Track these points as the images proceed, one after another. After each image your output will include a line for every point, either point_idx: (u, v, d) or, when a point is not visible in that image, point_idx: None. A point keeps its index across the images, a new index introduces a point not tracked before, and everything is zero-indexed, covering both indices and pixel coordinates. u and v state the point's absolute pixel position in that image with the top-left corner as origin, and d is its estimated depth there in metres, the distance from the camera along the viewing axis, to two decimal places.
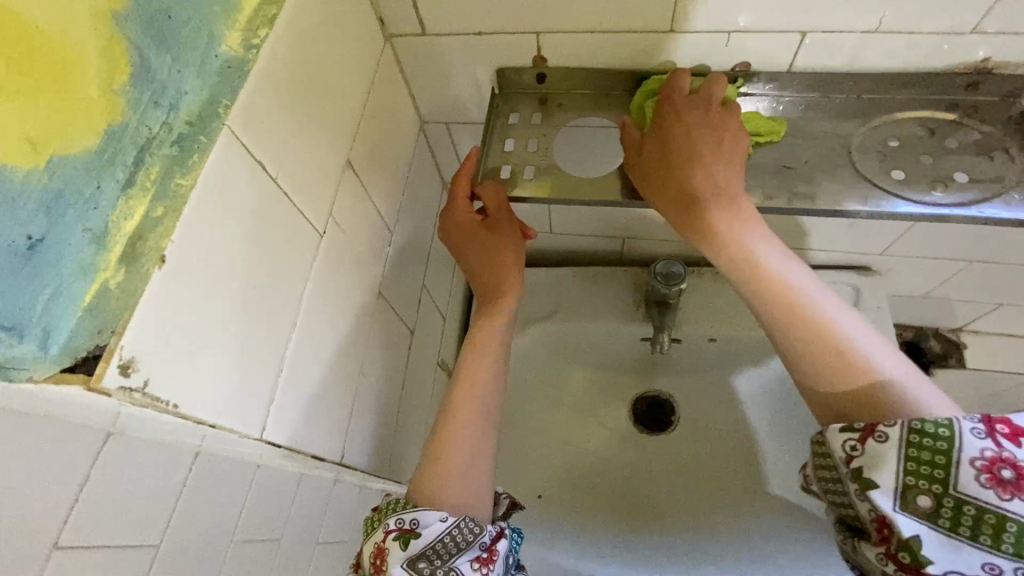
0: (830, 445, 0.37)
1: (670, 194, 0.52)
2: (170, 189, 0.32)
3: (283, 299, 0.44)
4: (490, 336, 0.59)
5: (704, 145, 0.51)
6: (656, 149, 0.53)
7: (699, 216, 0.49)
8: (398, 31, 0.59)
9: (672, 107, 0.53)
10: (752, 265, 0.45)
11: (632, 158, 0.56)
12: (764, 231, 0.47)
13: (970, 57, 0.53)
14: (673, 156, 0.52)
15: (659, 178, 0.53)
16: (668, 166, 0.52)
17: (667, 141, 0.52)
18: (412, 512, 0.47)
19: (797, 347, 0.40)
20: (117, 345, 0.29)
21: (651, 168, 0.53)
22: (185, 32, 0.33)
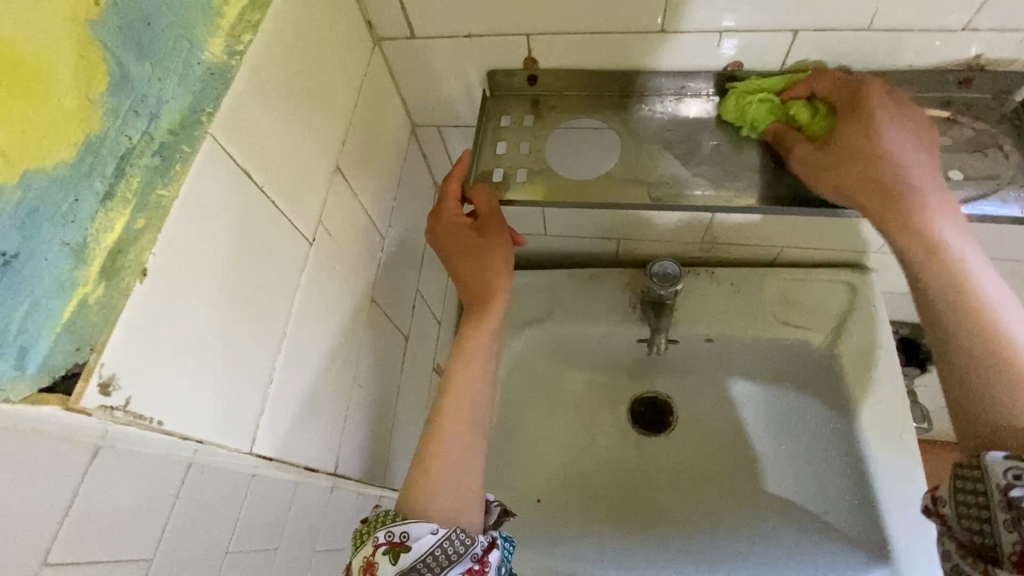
0: (988, 470, 0.34)
1: (867, 192, 0.48)
2: (151, 201, 0.31)
3: (272, 310, 0.43)
4: (482, 342, 0.58)
5: (901, 149, 0.48)
6: (854, 148, 0.49)
7: (896, 217, 0.46)
8: (386, 35, 0.58)
9: (871, 101, 0.50)
10: (944, 271, 0.42)
11: (815, 153, 0.52)
12: (970, 239, 0.44)
13: (962, 54, 0.53)
14: (872, 157, 0.48)
15: (852, 172, 0.49)
16: (865, 166, 0.49)
17: (866, 135, 0.49)
18: (401, 525, 0.47)
19: (991, 365, 0.37)
20: (97, 362, 0.29)
21: (845, 167, 0.50)
22: (164, 40, 0.32)
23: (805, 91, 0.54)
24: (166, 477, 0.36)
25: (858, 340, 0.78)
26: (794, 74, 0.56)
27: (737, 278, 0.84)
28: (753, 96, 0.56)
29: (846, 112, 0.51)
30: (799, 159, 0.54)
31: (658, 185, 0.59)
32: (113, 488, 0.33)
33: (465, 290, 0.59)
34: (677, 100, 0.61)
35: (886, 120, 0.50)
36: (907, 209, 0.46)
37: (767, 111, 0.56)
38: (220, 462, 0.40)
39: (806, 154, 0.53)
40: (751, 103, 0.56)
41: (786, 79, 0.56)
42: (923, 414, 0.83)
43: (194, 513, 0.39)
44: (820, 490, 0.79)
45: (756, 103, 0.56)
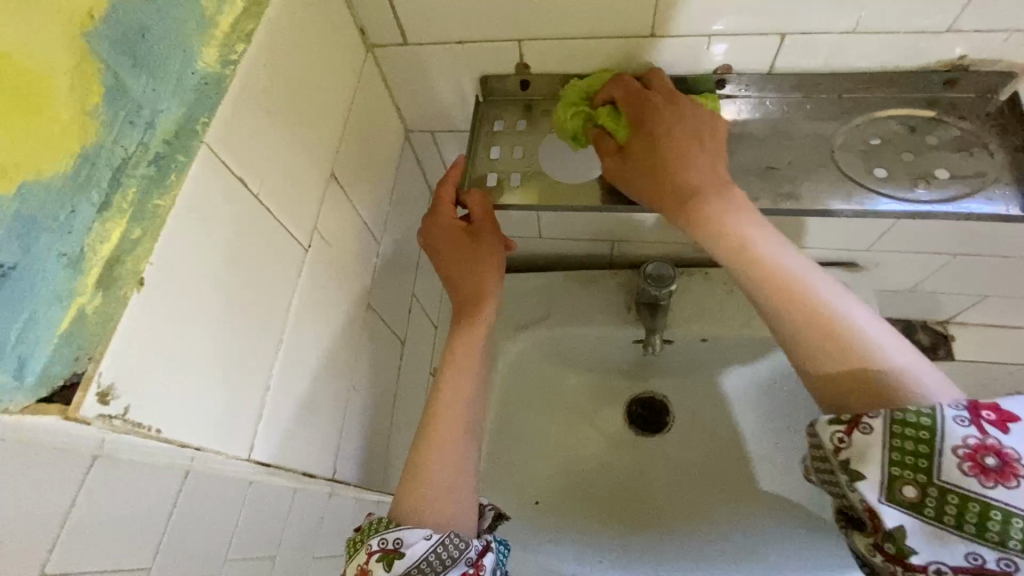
0: (821, 437, 0.38)
1: (662, 195, 0.51)
2: (148, 210, 0.32)
3: (269, 317, 0.43)
4: (471, 346, 0.58)
5: (687, 149, 0.51)
6: (641, 153, 0.52)
7: (695, 215, 0.49)
8: (379, 42, 0.59)
9: (643, 105, 0.53)
10: (754, 259, 0.45)
11: (614, 159, 0.54)
12: (756, 218, 0.48)
13: (946, 56, 0.54)
14: (653, 159, 0.51)
15: (658, 177, 0.51)
16: (666, 172, 0.51)
17: (655, 141, 0.51)
18: (394, 532, 0.47)
19: (810, 334, 0.41)
20: (96, 372, 0.29)
21: (647, 174, 0.52)
22: (159, 51, 0.33)
23: (604, 97, 0.56)
24: (164, 484, 0.36)
25: None
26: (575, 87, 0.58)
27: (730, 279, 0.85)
28: (571, 101, 0.58)
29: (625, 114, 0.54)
30: (608, 167, 0.55)
31: None
32: (113, 496, 0.33)
33: (456, 294, 0.60)
34: None
35: (659, 121, 0.52)
36: (703, 205, 0.48)
37: (575, 117, 0.57)
38: (215, 470, 0.40)
39: (610, 162, 0.55)
40: (564, 111, 0.58)
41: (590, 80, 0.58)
42: None
43: (191, 521, 0.39)
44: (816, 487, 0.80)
45: (563, 111, 0.58)
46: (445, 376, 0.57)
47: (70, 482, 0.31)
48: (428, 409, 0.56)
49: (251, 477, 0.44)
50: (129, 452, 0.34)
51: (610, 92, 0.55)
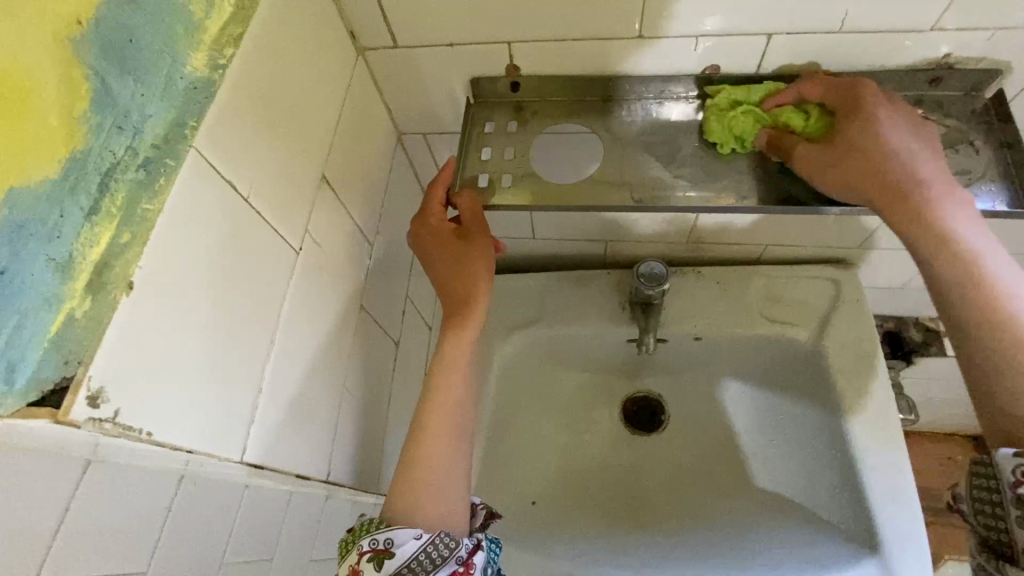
0: (1000, 468, 0.38)
1: (871, 190, 0.49)
2: (137, 215, 0.32)
3: (261, 320, 0.43)
4: (463, 348, 0.58)
5: (894, 146, 0.49)
6: (859, 146, 0.50)
7: (907, 213, 0.47)
8: (370, 45, 0.59)
9: (866, 98, 0.51)
10: (964, 267, 0.43)
11: (819, 150, 0.52)
12: (982, 231, 0.45)
13: (931, 54, 0.54)
14: (878, 155, 0.49)
15: (853, 171, 0.50)
16: (879, 164, 0.49)
17: (869, 133, 0.49)
18: (385, 532, 0.47)
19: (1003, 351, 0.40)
20: (85, 376, 0.29)
21: (851, 165, 0.50)
22: (147, 56, 0.33)
23: (794, 95, 0.55)
24: (159, 488, 0.36)
25: (845, 336, 0.80)
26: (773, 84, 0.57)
27: (723, 277, 0.86)
28: (740, 105, 0.57)
29: (844, 109, 0.52)
30: (794, 159, 0.54)
31: (640, 188, 0.60)
32: (106, 500, 0.33)
33: (446, 296, 0.60)
34: (658, 104, 0.62)
35: (888, 117, 0.50)
36: (918, 205, 0.46)
37: (755, 121, 0.57)
38: (211, 473, 0.40)
39: (806, 155, 0.53)
40: (738, 115, 0.57)
41: (772, 83, 0.57)
42: (909, 406, 0.85)
43: (183, 527, 0.38)
44: (809, 484, 0.81)
45: (739, 115, 0.57)
46: (436, 377, 0.57)
47: (65, 487, 0.31)
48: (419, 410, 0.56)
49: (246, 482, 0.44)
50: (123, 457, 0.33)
51: (812, 90, 0.54)
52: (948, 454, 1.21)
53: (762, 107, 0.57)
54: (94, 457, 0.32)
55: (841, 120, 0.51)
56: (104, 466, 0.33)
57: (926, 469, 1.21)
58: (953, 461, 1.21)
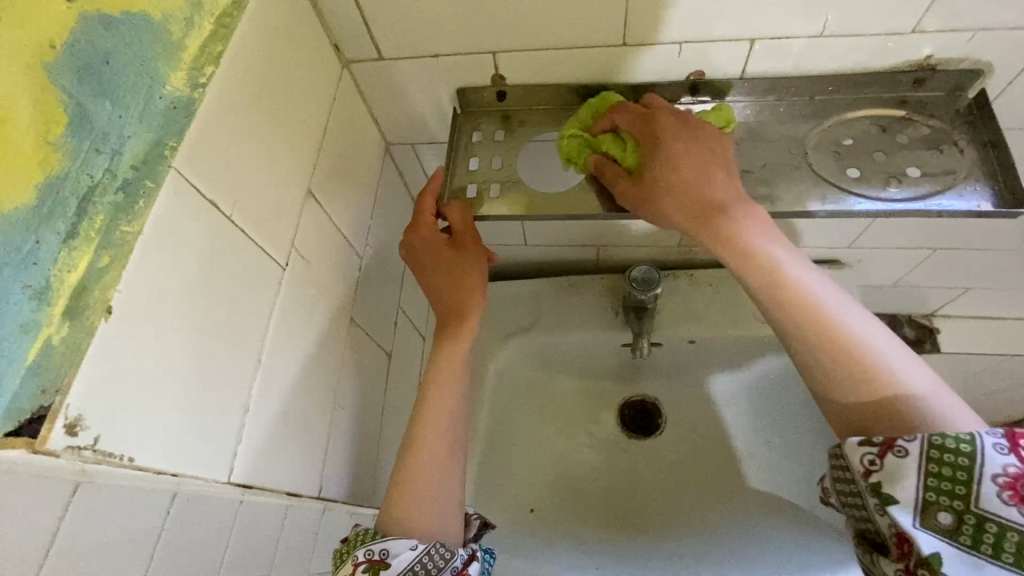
0: (849, 458, 0.37)
1: (681, 215, 0.50)
2: (116, 238, 0.31)
3: (247, 339, 0.43)
4: (453, 360, 0.58)
5: (690, 167, 0.50)
6: (668, 177, 0.50)
7: (712, 234, 0.48)
8: (355, 57, 0.59)
9: (656, 126, 0.52)
10: (769, 279, 0.45)
11: (633, 179, 0.53)
12: (778, 239, 0.47)
13: (913, 56, 0.54)
14: (676, 177, 0.50)
15: (664, 195, 0.50)
16: (680, 188, 0.50)
17: (668, 158, 0.50)
18: (381, 543, 0.47)
19: (828, 355, 0.41)
20: (62, 405, 0.29)
21: (659, 192, 0.51)
22: (124, 78, 0.33)
23: (609, 125, 0.56)
24: (150, 508, 0.35)
25: None
26: (586, 110, 0.59)
27: (715, 279, 0.86)
28: (570, 134, 0.59)
29: (642, 136, 0.53)
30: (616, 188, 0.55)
31: None
32: (96, 524, 0.32)
33: (437, 307, 0.60)
34: None
35: (677, 141, 0.51)
36: (728, 231, 0.47)
37: (577, 143, 0.58)
38: (205, 492, 0.39)
39: (625, 189, 0.54)
40: (567, 140, 0.59)
41: (583, 110, 0.59)
42: None
43: (180, 542, 0.37)
44: (809, 486, 0.80)
45: (567, 139, 0.59)
46: (430, 392, 0.56)
47: (50, 513, 0.30)
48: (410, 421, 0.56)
49: (242, 494, 0.43)
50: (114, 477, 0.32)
51: (616, 120, 0.56)
52: None
53: (585, 136, 0.58)
54: (85, 476, 0.31)
55: (642, 148, 0.53)
56: (92, 489, 0.32)
57: None
58: None
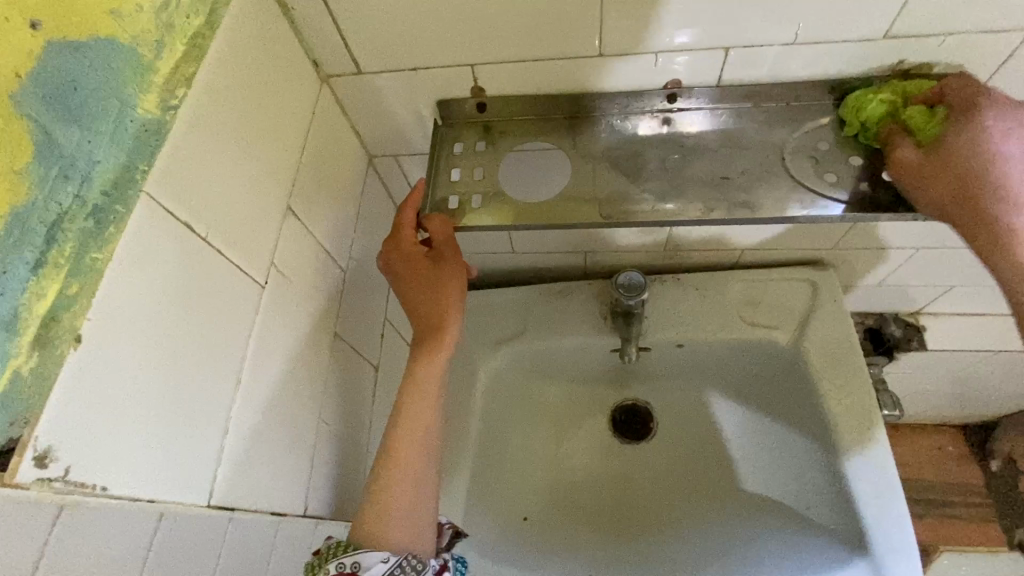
0: None
1: (967, 216, 0.49)
2: (85, 264, 0.31)
3: (225, 359, 0.43)
4: (433, 373, 0.58)
5: (1006, 162, 0.48)
6: (966, 170, 0.49)
7: (992, 236, 0.47)
8: (334, 71, 0.59)
9: (987, 108, 0.49)
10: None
11: (924, 166, 0.52)
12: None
13: (885, 61, 0.55)
14: (988, 169, 0.48)
15: (960, 188, 0.49)
16: (981, 181, 0.48)
17: (982, 150, 0.48)
18: (352, 556, 0.48)
19: None
20: (32, 436, 0.29)
21: (948, 184, 0.50)
22: (93, 104, 0.33)
23: (931, 94, 0.53)
24: (138, 532, 0.35)
25: (824, 335, 0.81)
26: (915, 86, 0.54)
27: (702, 283, 0.87)
28: (876, 97, 0.55)
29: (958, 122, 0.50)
30: (900, 167, 0.53)
31: (609, 203, 0.60)
32: (79, 553, 0.31)
33: (418, 320, 0.60)
34: (624, 118, 0.62)
35: (998, 130, 0.48)
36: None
37: (916, 115, 0.53)
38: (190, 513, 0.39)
39: (909, 170, 0.53)
40: (872, 101, 0.55)
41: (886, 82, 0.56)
42: (893, 401, 0.86)
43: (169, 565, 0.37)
44: (800, 487, 0.80)
45: (872, 101, 0.55)
46: (405, 405, 0.57)
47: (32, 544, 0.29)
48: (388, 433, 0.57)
49: (230, 512, 0.43)
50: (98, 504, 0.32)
51: (946, 90, 0.52)
52: (937, 445, 1.22)
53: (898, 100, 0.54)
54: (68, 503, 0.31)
55: (951, 130, 0.51)
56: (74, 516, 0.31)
57: (917, 461, 1.22)
58: (943, 451, 1.22)
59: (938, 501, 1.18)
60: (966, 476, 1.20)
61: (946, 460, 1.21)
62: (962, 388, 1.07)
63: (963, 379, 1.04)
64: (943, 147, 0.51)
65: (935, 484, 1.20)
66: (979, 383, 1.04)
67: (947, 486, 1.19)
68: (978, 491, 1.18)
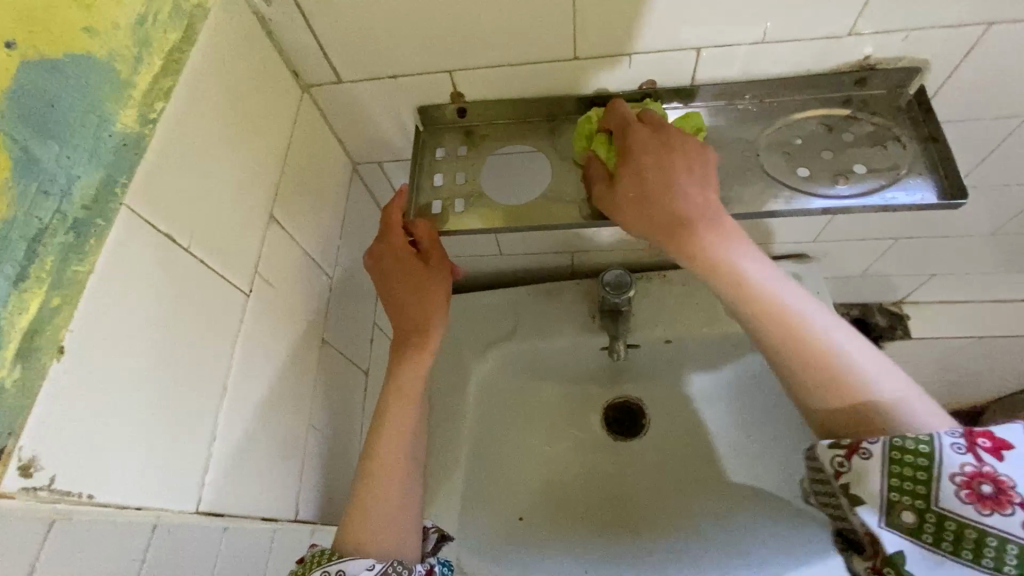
0: (822, 460, 0.40)
1: (662, 237, 0.51)
2: (67, 277, 0.32)
3: (210, 367, 0.43)
4: (415, 375, 0.60)
5: (677, 176, 0.51)
6: (639, 189, 0.52)
7: (685, 248, 0.50)
8: (314, 81, 0.60)
9: (636, 136, 0.53)
10: (752, 302, 0.47)
11: (608, 196, 0.55)
12: (755, 256, 0.49)
13: (854, 56, 0.56)
14: (654, 187, 0.51)
15: (637, 208, 0.52)
16: (652, 199, 0.51)
17: (642, 173, 0.52)
18: (337, 564, 0.48)
19: (804, 377, 0.44)
20: (15, 446, 0.29)
21: (630, 205, 0.53)
22: (70, 120, 0.34)
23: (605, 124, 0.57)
24: (129, 541, 0.36)
25: None
26: (586, 120, 0.59)
27: (688, 279, 0.88)
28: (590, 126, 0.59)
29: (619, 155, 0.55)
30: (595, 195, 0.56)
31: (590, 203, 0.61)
32: (71, 558, 0.33)
33: (403, 323, 0.61)
34: None
35: (647, 154, 0.52)
36: (705, 244, 0.49)
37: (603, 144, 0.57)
38: (184, 522, 0.40)
39: (601, 193, 0.55)
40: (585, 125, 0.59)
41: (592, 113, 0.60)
42: None
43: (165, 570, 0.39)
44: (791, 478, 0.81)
45: (583, 127, 0.59)
46: (390, 408, 0.58)
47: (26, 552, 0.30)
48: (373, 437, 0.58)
49: (224, 522, 0.44)
50: (88, 514, 0.34)
51: (609, 121, 0.56)
52: None
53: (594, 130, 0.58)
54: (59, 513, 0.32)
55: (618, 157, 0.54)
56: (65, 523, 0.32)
57: None
58: None
59: None
60: None
61: None
62: (949, 375, 1.09)
63: (950, 367, 1.06)
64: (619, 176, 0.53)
65: None
66: (965, 369, 1.06)
67: None
68: None
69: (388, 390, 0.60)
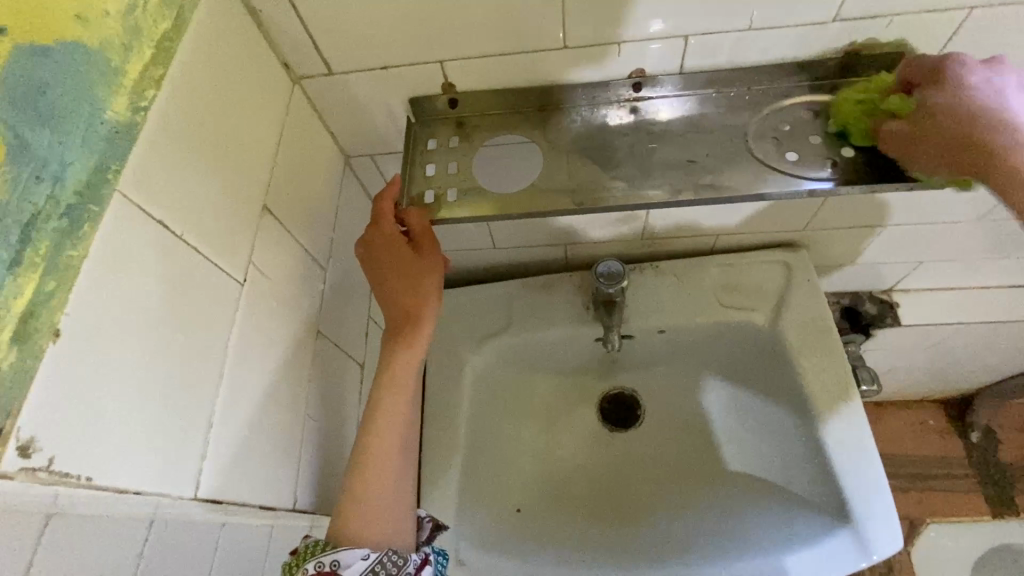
0: None
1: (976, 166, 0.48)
2: (62, 261, 0.32)
3: (206, 354, 0.43)
4: (409, 366, 0.59)
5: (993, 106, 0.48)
6: (953, 119, 0.49)
7: (1004, 175, 0.46)
8: (305, 73, 0.60)
9: (950, 72, 0.51)
10: None
11: (914, 134, 0.53)
12: None
13: (839, 43, 0.57)
14: (969, 116, 0.49)
15: (953, 138, 0.49)
16: (974, 127, 0.48)
17: (963, 102, 0.49)
18: (331, 555, 0.48)
19: None
20: (14, 428, 0.29)
21: (942, 136, 0.50)
22: (62, 106, 0.34)
23: (897, 79, 0.55)
24: (128, 532, 0.37)
25: (800, 315, 0.83)
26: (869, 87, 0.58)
27: (680, 269, 0.89)
28: (853, 96, 0.58)
29: (923, 96, 0.52)
30: (892, 141, 0.55)
31: (582, 192, 0.62)
32: (67, 550, 0.33)
33: (396, 312, 0.60)
34: (593, 110, 0.65)
35: (977, 84, 0.50)
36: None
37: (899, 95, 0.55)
38: (180, 517, 0.41)
39: (902, 133, 0.54)
40: (845, 101, 0.59)
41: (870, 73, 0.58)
42: (872, 376, 0.86)
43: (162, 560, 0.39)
44: (784, 464, 0.82)
45: (845, 101, 0.59)
46: (385, 398, 0.58)
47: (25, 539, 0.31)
48: (366, 428, 0.58)
49: (223, 521, 0.45)
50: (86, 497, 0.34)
51: (902, 75, 0.55)
52: (919, 420, 1.26)
53: (869, 94, 0.57)
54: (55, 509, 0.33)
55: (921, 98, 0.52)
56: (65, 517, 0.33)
57: (901, 436, 1.25)
58: (925, 426, 1.25)
59: (921, 474, 1.22)
60: (948, 448, 1.23)
61: (927, 434, 1.25)
62: (939, 362, 1.10)
63: (939, 354, 1.07)
64: (927, 105, 0.52)
65: (918, 458, 1.23)
66: (954, 356, 1.08)
67: (929, 460, 1.22)
68: (958, 463, 1.22)
69: (380, 379, 0.59)
